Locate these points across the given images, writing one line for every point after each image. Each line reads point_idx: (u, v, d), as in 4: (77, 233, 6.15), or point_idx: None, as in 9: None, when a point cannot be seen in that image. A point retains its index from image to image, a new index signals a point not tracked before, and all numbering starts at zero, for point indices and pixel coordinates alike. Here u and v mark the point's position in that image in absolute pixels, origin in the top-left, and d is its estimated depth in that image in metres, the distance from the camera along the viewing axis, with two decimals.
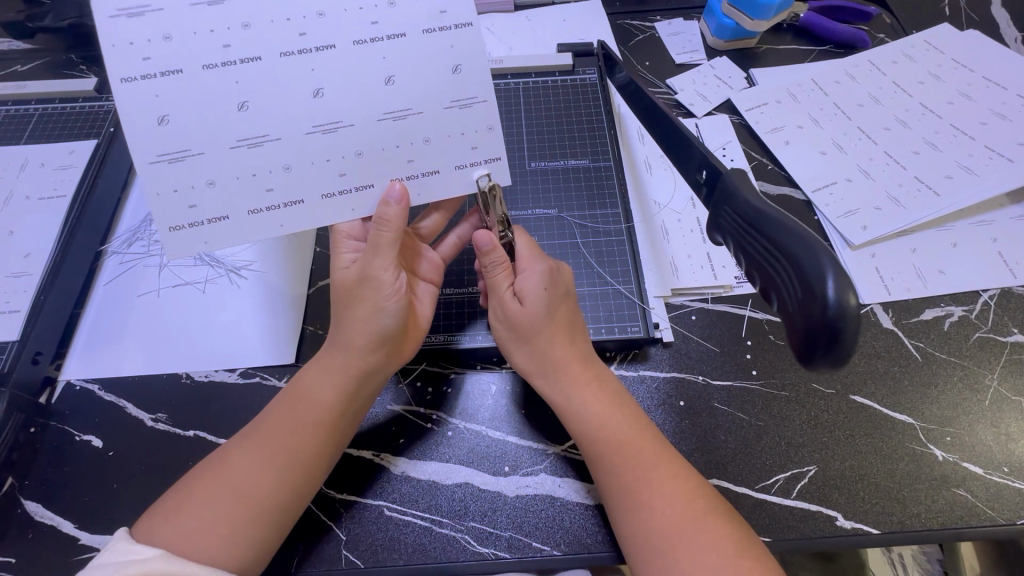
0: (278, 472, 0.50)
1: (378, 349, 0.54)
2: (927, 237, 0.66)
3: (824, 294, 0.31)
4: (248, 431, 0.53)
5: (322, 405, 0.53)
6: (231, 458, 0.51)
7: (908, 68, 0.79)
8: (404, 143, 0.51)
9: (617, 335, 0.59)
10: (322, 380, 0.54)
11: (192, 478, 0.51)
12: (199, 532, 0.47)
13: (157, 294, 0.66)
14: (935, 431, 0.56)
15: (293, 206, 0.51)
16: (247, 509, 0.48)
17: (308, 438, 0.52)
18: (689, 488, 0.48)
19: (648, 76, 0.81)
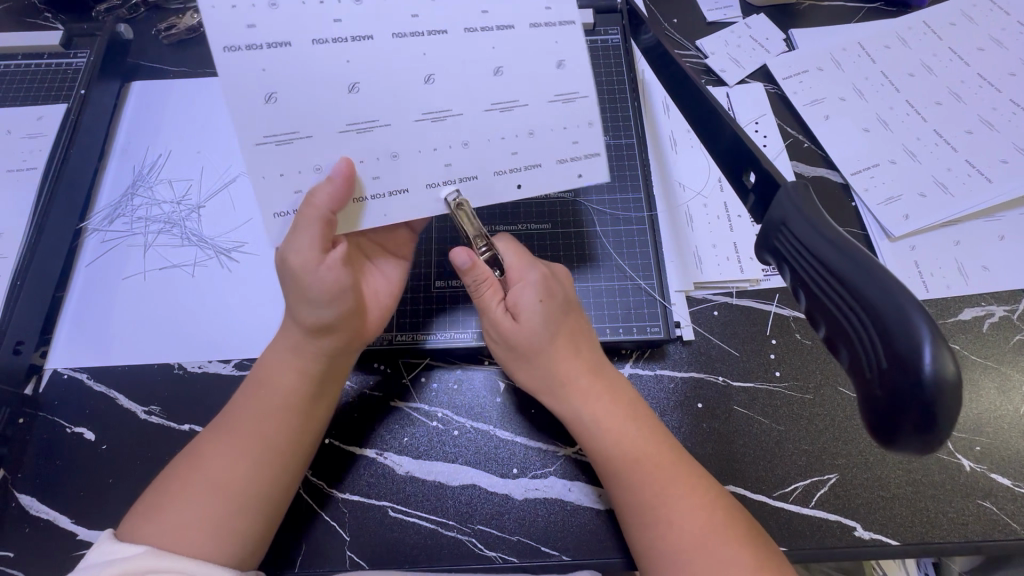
0: (253, 460, 0.47)
1: (346, 330, 0.50)
2: (973, 228, 0.61)
3: (919, 366, 0.26)
4: (219, 423, 0.50)
5: (282, 389, 0.50)
6: (208, 450, 0.48)
7: (966, 31, 0.71)
8: (511, 134, 0.48)
9: (636, 336, 0.56)
10: (289, 363, 0.50)
11: (168, 475, 0.48)
12: (179, 527, 0.44)
13: (141, 277, 0.62)
14: (965, 440, 0.53)
15: (398, 195, 0.48)
16: (227, 498, 0.46)
17: (272, 423, 0.49)
18: (704, 497, 0.46)
19: (675, 37, 0.73)
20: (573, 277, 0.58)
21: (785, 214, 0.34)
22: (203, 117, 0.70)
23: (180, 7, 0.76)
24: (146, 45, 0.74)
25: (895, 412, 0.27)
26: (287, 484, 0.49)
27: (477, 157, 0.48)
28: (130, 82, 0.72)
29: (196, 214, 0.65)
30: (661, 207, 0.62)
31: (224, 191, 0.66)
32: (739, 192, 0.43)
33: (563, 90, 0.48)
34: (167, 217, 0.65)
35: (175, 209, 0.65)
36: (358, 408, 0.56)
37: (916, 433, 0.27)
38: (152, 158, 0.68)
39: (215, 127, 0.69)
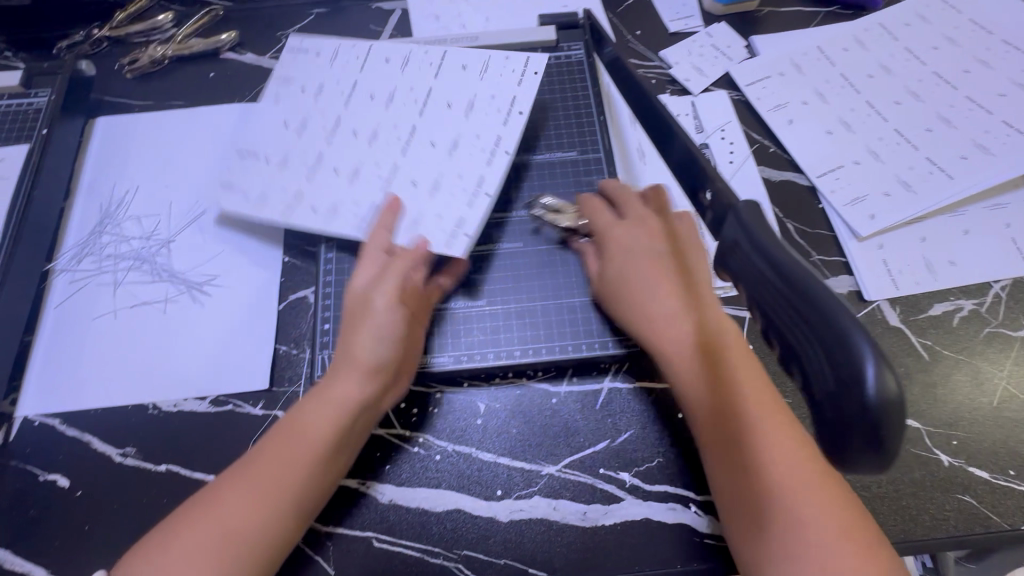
0: (266, 508, 0.46)
1: (382, 373, 0.51)
2: (938, 223, 0.62)
3: (862, 392, 0.28)
4: (244, 462, 0.48)
5: (311, 440, 0.48)
6: (234, 484, 0.47)
7: (921, 31, 0.72)
8: (467, 175, 0.59)
9: (612, 350, 0.56)
10: (327, 412, 0.49)
11: (186, 511, 0.47)
12: (194, 559, 0.44)
13: (112, 317, 0.61)
14: (942, 435, 0.54)
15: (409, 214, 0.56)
16: (242, 538, 0.45)
17: (294, 474, 0.47)
18: (844, 498, 0.42)
19: (638, 48, 0.74)
20: (547, 293, 0.58)
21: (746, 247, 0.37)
22: (173, 150, 0.69)
23: (144, 40, 0.76)
24: (110, 80, 0.74)
25: (837, 433, 0.30)
26: (301, 526, 0.48)
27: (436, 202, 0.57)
28: (94, 118, 0.71)
29: (166, 248, 0.64)
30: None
31: (193, 225, 0.65)
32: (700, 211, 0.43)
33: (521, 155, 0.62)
34: (137, 254, 0.64)
35: (145, 245, 0.64)
36: None
37: (862, 449, 0.30)
38: (120, 195, 0.67)
39: (182, 160, 0.69)
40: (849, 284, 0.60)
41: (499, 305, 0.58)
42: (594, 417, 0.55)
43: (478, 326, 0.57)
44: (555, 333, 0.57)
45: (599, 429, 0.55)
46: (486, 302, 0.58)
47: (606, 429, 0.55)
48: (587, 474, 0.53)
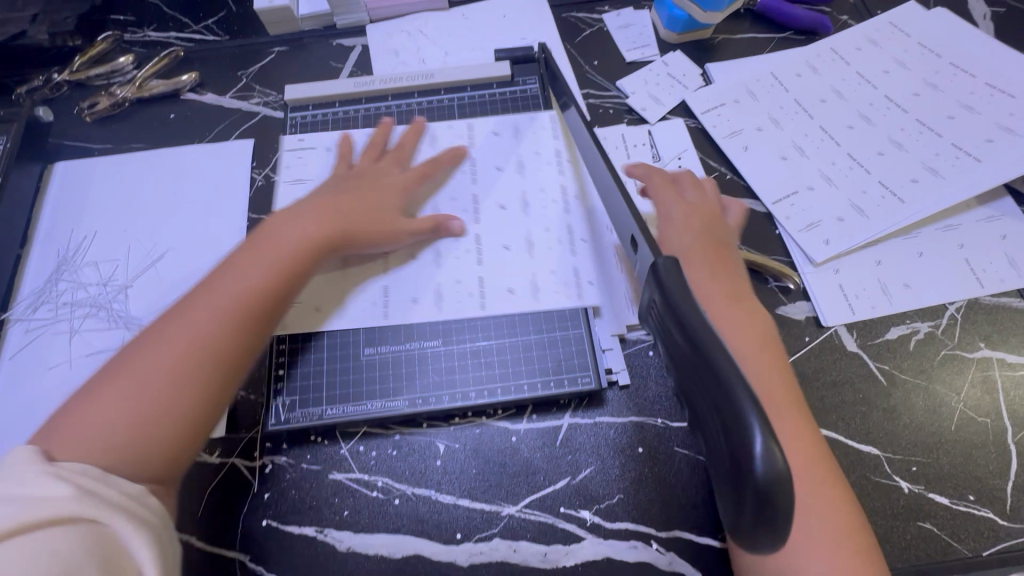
0: (190, 353, 0.47)
1: (326, 232, 0.56)
2: (892, 246, 0.62)
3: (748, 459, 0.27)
4: (166, 318, 0.50)
5: (238, 286, 0.51)
6: (153, 341, 0.48)
7: (872, 55, 0.74)
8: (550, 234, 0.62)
9: (568, 389, 0.56)
10: (255, 260, 0.53)
11: (104, 375, 0.47)
12: (111, 433, 0.43)
13: (68, 366, 0.60)
14: (901, 461, 0.54)
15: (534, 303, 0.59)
16: (160, 411, 0.45)
17: (216, 318, 0.49)
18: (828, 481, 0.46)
19: (596, 78, 0.75)
20: (503, 331, 0.59)
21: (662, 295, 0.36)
22: (132, 193, 0.69)
23: (104, 83, 0.76)
24: (69, 124, 0.74)
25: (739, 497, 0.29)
26: (229, 368, 0.49)
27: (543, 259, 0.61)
28: (53, 163, 0.71)
29: (124, 294, 0.64)
30: (586, 236, 0.62)
31: (151, 269, 0.65)
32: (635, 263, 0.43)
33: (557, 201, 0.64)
34: (93, 301, 0.63)
35: (102, 291, 0.64)
36: (293, 486, 0.54)
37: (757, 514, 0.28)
38: (78, 240, 0.67)
39: (141, 204, 0.69)
40: (807, 310, 0.60)
41: (455, 345, 0.58)
42: (554, 455, 0.55)
43: (434, 368, 0.57)
44: (512, 374, 0.57)
45: (560, 467, 0.54)
46: (441, 342, 0.58)
47: (566, 467, 0.54)
48: (548, 513, 0.53)
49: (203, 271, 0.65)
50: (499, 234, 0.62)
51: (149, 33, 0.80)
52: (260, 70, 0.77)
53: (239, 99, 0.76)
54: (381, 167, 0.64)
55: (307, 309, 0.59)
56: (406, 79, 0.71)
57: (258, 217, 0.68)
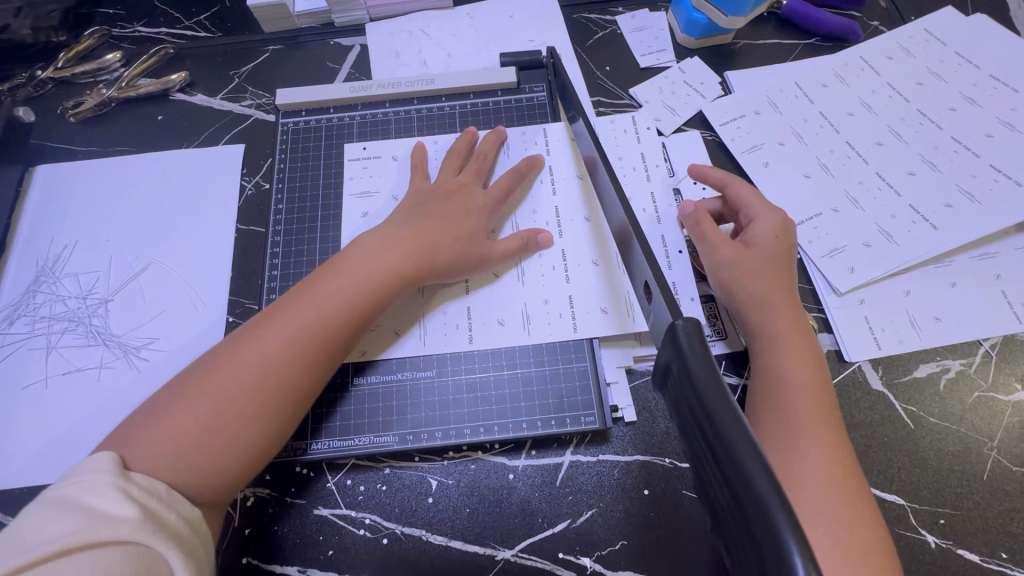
0: (264, 380, 0.45)
1: (415, 258, 0.53)
2: (923, 276, 0.58)
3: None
4: (248, 331, 0.48)
5: (318, 310, 0.49)
6: (234, 354, 0.46)
7: (904, 65, 0.69)
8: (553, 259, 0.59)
9: (571, 428, 0.53)
10: (342, 280, 0.51)
11: (181, 384, 0.45)
12: (184, 451, 0.42)
13: (43, 385, 0.57)
14: (928, 513, 0.50)
15: (593, 323, 0.56)
16: (235, 436, 0.44)
17: (288, 346, 0.47)
18: (849, 485, 0.44)
19: (607, 84, 0.70)
20: (501, 363, 0.55)
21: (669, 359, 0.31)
22: (116, 200, 0.66)
23: (89, 81, 0.73)
24: (51, 124, 0.70)
25: None
26: (299, 397, 0.47)
27: (536, 286, 0.57)
28: (34, 166, 0.68)
29: (104, 308, 0.61)
30: (594, 260, 0.58)
31: (134, 282, 0.62)
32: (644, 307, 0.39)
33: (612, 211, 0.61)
34: (72, 315, 0.60)
35: (82, 305, 0.61)
36: (274, 521, 0.51)
37: None
38: (58, 249, 0.64)
39: (125, 212, 0.65)
40: (828, 343, 0.56)
41: (450, 378, 0.55)
42: (554, 495, 0.51)
43: (427, 402, 0.54)
44: (510, 410, 0.54)
45: (559, 509, 0.51)
46: (436, 373, 0.55)
47: (566, 508, 0.51)
48: (545, 559, 0.49)
49: (188, 286, 0.61)
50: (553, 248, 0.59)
51: (138, 29, 0.76)
52: (253, 69, 0.73)
53: (230, 101, 0.72)
54: (466, 180, 0.59)
55: (385, 333, 0.56)
56: (406, 84, 0.67)
57: (247, 229, 0.64)
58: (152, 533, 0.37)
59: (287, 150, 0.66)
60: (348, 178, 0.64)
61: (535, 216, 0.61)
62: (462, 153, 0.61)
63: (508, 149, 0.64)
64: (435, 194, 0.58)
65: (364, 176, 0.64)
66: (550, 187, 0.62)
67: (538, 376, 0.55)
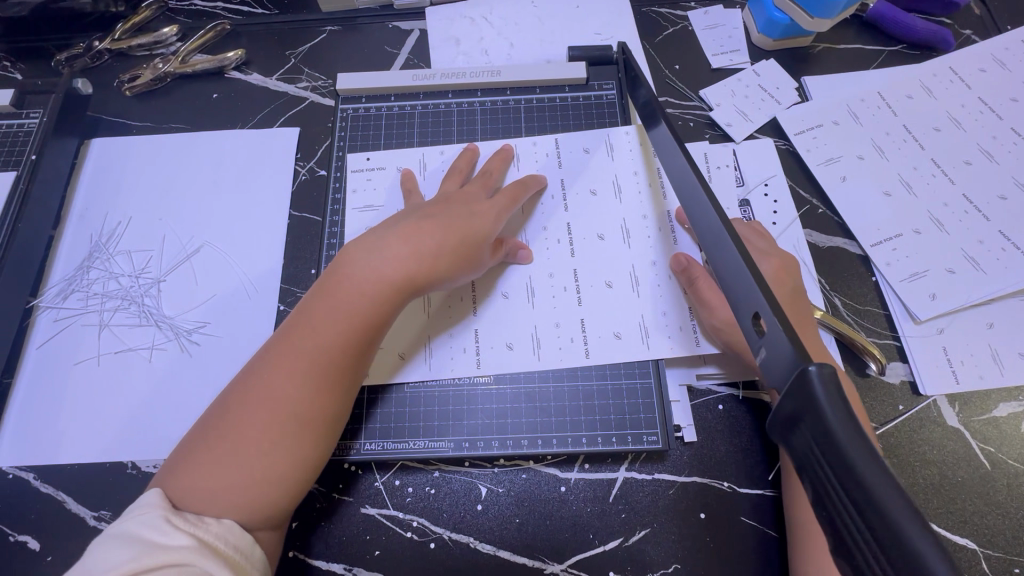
0: (277, 410, 0.43)
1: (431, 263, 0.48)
2: (1009, 309, 0.54)
3: None
4: (255, 366, 0.45)
5: (318, 330, 0.45)
6: (246, 391, 0.44)
7: (998, 79, 0.65)
8: (615, 273, 0.56)
9: (631, 447, 0.51)
10: (343, 297, 0.46)
11: (204, 430, 0.43)
12: (221, 495, 0.41)
13: (95, 362, 0.57)
14: (1001, 560, 0.47)
15: (609, 348, 0.53)
16: (266, 472, 0.42)
17: (294, 374, 0.44)
18: None
19: (676, 84, 0.67)
20: (561, 375, 0.54)
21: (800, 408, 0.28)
22: (170, 179, 0.65)
23: (145, 54, 0.72)
24: (107, 97, 0.69)
25: None
26: (320, 419, 0.44)
27: (546, 308, 0.55)
28: (90, 138, 0.67)
29: (156, 288, 0.60)
30: (663, 277, 0.56)
31: (186, 263, 0.61)
32: (751, 341, 0.35)
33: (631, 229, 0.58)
34: (124, 293, 0.60)
35: (134, 284, 0.60)
36: (324, 517, 0.50)
37: None
38: (112, 225, 0.63)
39: (179, 191, 0.64)
40: (902, 373, 0.53)
41: (508, 386, 0.53)
42: (606, 512, 0.50)
43: (484, 409, 0.53)
44: (568, 423, 0.52)
45: (611, 527, 0.49)
46: (492, 380, 0.54)
47: (619, 526, 0.49)
48: None
49: (239, 271, 0.60)
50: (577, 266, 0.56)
51: (195, 2, 0.74)
52: (310, 50, 0.72)
53: (286, 82, 0.70)
54: (471, 190, 0.55)
55: (389, 357, 0.54)
56: (469, 75, 0.65)
57: (300, 215, 0.63)
58: (210, 559, 0.38)
59: (344, 137, 0.64)
60: (352, 191, 0.61)
61: (544, 235, 0.58)
62: (463, 172, 0.59)
63: (516, 164, 0.61)
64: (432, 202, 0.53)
65: (368, 188, 0.61)
66: (561, 204, 0.59)
67: (597, 390, 0.53)
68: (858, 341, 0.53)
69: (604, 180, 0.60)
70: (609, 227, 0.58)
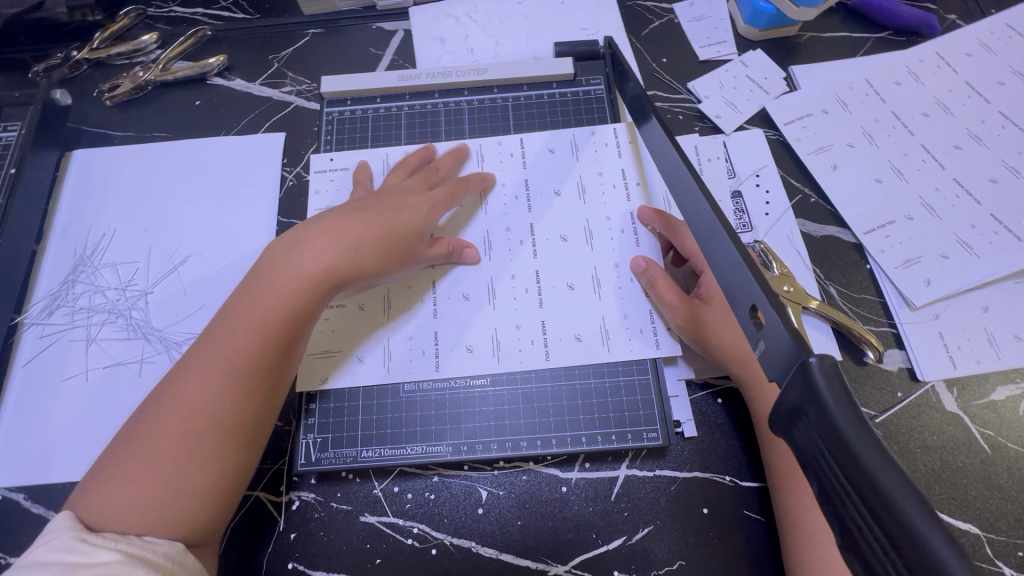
0: (194, 415, 0.41)
1: (359, 258, 0.48)
2: (1004, 292, 0.54)
3: None
4: (173, 371, 0.44)
5: (236, 330, 0.44)
6: (161, 396, 0.42)
7: (985, 63, 0.65)
8: (596, 272, 0.56)
9: (630, 444, 0.51)
10: (267, 293, 0.46)
11: (118, 440, 0.42)
12: (135, 511, 0.39)
13: (84, 377, 0.56)
14: (1004, 544, 0.47)
15: (584, 346, 0.53)
16: (185, 483, 0.40)
17: (209, 376, 0.42)
18: None
19: (664, 78, 0.67)
20: (558, 374, 0.53)
21: (803, 401, 0.28)
22: (154, 188, 0.64)
23: (125, 63, 0.70)
24: (87, 107, 0.68)
25: None
26: (242, 424, 0.43)
27: (518, 308, 0.55)
28: (71, 150, 0.66)
29: (144, 300, 0.59)
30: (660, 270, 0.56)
31: (173, 274, 0.60)
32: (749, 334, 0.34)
33: (600, 226, 0.57)
34: (112, 307, 0.59)
35: (121, 297, 0.59)
36: (323, 527, 0.49)
37: None
38: (96, 238, 0.62)
39: (164, 201, 0.63)
40: (900, 360, 0.53)
41: (506, 388, 0.53)
42: (608, 511, 0.49)
43: (481, 412, 0.52)
44: (566, 422, 0.52)
45: (614, 526, 0.49)
46: (489, 382, 0.53)
47: (622, 525, 0.49)
48: None
49: (228, 281, 0.60)
50: (568, 263, 0.56)
51: (174, 9, 0.73)
52: (293, 53, 0.71)
53: (270, 87, 0.69)
54: (412, 183, 0.55)
55: (327, 362, 0.53)
56: (454, 74, 0.64)
57: (288, 222, 0.62)
58: (139, 569, 0.37)
59: (331, 141, 0.63)
60: (315, 192, 0.61)
61: (510, 235, 0.58)
62: (412, 168, 0.58)
63: (475, 162, 0.61)
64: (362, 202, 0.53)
65: (330, 189, 0.61)
66: (525, 203, 0.59)
67: (596, 389, 0.53)
68: (855, 328, 0.52)
69: (561, 178, 0.60)
70: (582, 225, 0.58)
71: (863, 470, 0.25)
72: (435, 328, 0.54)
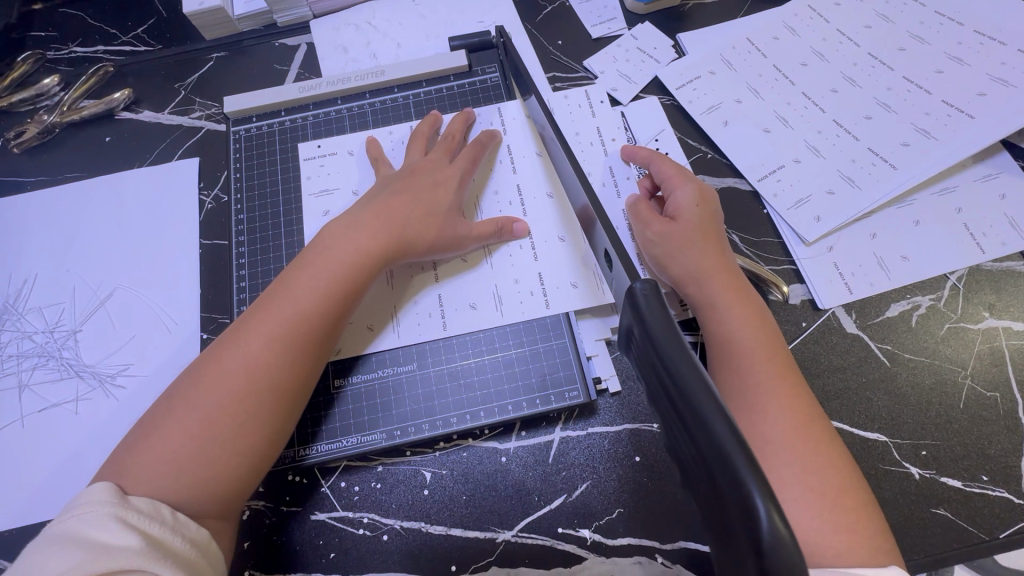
0: (246, 379, 0.45)
1: (388, 238, 0.52)
2: (887, 218, 0.58)
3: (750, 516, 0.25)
4: (224, 340, 0.48)
5: (290, 301, 0.48)
6: (216, 360, 0.46)
7: (852, 10, 0.69)
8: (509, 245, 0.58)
9: (555, 405, 0.53)
10: (318, 269, 0.50)
11: (166, 404, 0.45)
12: (181, 468, 0.42)
13: (19, 423, 0.56)
14: (909, 447, 0.51)
15: (504, 313, 0.56)
16: (233, 444, 0.44)
17: (261, 343, 0.46)
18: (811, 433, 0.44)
19: (561, 59, 0.70)
20: (481, 348, 0.55)
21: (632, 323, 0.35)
22: (72, 228, 0.64)
23: (28, 109, 0.70)
24: None
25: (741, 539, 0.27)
26: (292, 391, 0.47)
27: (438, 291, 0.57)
28: None
29: (73, 339, 0.59)
30: (565, 232, 0.58)
31: (101, 310, 0.60)
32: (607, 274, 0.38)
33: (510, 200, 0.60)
34: (41, 350, 0.59)
35: (49, 339, 0.59)
36: (273, 532, 0.51)
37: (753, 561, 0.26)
38: (18, 285, 0.62)
39: (84, 239, 0.63)
40: (802, 293, 0.57)
41: (432, 369, 0.55)
42: (548, 473, 0.52)
43: (411, 396, 0.54)
44: (494, 395, 0.54)
45: (555, 486, 0.51)
46: (416, 365, 0.55)
47: (561, 484, 0.51)
48: (545, 535, 0.50)
49: (157, 309, 0.60)
50: None
51: (75, 49, 0.73)
52: (199, 79, 0.71)
53: (179, 115, 0.70)
54: (434, 157, 0.58)
55: (360, 329, 0.56)
56: (355, 79, 0.66)
57: (211, 243, 0.63)
58: (159, 562, 0.37)
59: (243, 160, 0.64)
60: (307, 179, 0.62)
61: None
62: (426, 135, 0.61)
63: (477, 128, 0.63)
64: (400, 175, 0.57)
65: (322, 174, 0.62)
66: None
67: (520, 359, 0.55)
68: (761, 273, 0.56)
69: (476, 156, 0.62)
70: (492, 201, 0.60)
71: (679, 385, 0.30)
72: (440, 291, 0.57)
